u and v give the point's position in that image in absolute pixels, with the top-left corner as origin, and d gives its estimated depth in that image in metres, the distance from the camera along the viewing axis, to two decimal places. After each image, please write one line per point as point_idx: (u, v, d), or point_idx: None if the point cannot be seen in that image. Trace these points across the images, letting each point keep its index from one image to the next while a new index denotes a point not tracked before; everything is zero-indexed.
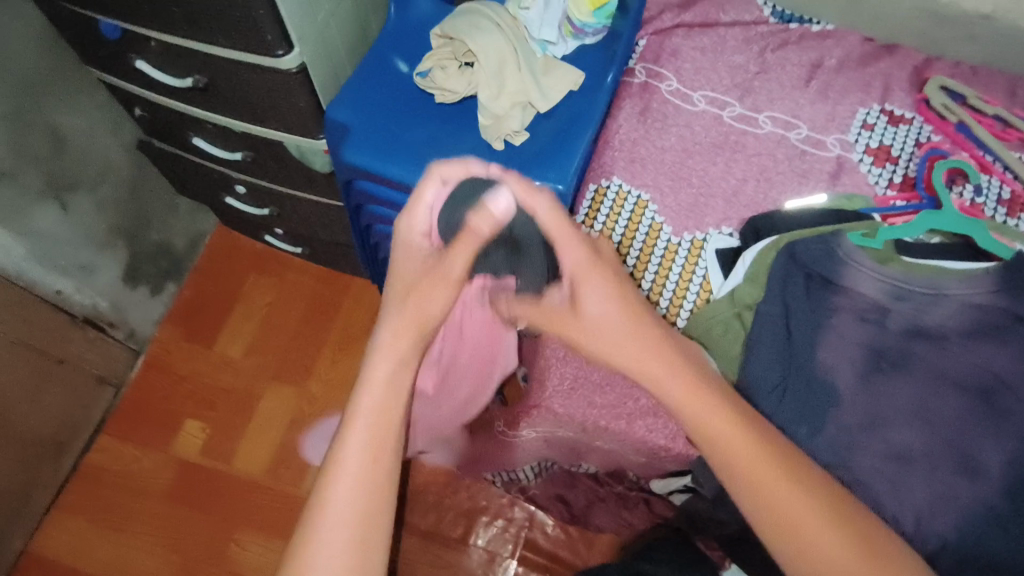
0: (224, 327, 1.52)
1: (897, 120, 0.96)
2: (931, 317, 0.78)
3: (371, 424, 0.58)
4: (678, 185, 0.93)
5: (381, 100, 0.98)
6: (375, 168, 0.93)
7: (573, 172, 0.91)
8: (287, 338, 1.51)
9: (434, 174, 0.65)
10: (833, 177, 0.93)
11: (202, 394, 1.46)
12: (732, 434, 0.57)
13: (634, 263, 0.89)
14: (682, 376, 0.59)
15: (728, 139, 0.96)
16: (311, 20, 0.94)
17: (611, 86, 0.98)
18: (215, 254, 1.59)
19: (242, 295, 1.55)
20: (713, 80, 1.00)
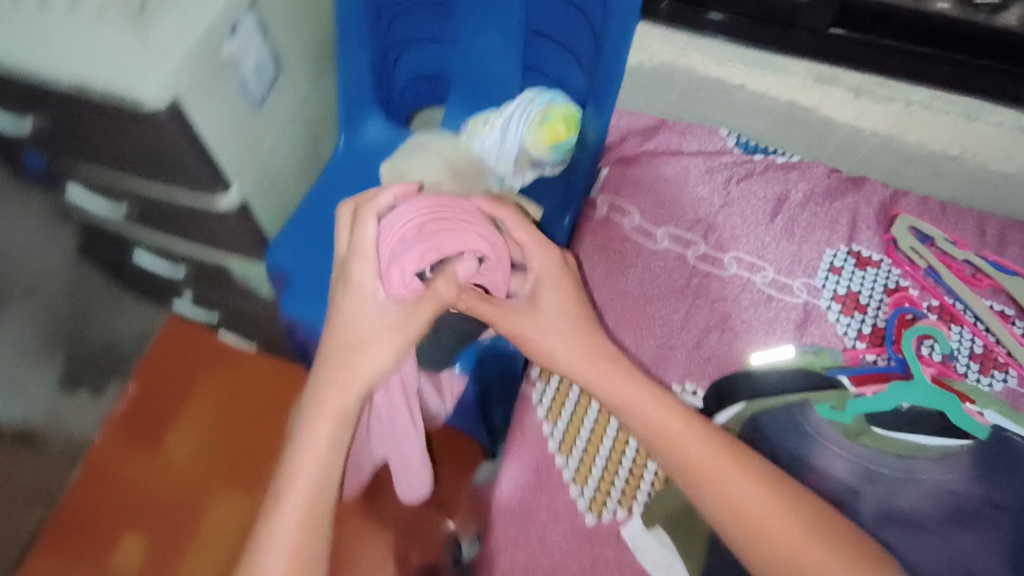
0: (166, 412, 1.19)
1: (865, 263, 0.93)
2: (904, 500, 0.74)
3: (304, 501, 0.59)
4: (641, 334, 0.89)
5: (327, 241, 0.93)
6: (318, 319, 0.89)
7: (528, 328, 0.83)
8: (241, 437, 1.20)
9: (368, 214, 0.67)
10: (800, 326, 0.89)
11: (140, 495, 1.13)
12: (682, 430, 0.64)
13: (593, 425, 0.83)
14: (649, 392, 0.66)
15: (691, 283, 0.92)
16: (254, 156, 0.88)
17: (568, 230, 0.94)
18: (162, 336, 1.24)
19: (200, 385, 1.22)
20: (677, 215, 0.96)
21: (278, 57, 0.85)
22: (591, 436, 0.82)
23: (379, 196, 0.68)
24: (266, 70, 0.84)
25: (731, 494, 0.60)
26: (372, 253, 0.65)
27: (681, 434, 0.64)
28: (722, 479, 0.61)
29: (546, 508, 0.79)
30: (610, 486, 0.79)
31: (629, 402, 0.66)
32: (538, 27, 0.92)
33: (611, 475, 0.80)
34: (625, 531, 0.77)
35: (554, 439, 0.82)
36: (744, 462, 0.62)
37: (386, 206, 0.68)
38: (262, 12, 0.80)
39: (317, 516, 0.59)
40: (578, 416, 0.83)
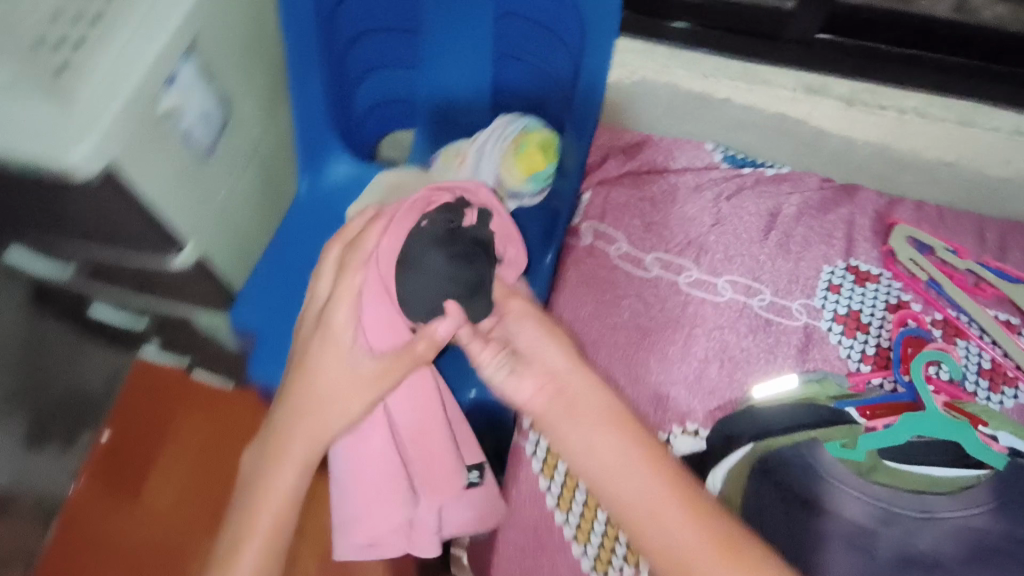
0: (159, 461, 1.17)
1: (864, 279, 0.89)
2: (922, 540, 0.69)
3: (261, 552, 0.56)
4: (636, 372, 0.84)
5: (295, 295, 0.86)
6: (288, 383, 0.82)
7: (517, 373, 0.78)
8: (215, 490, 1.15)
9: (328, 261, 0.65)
10: (802, 352, 0.85)
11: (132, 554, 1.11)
12: (660, 505, 0.48)
13: None
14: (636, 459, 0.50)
15: (686, 311, 0.87)
16: (207, 207, 0.81)
17: (550, 269, 0.86)
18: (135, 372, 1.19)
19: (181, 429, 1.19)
20: (665, 239, 0.91)
21: (225, 101, 0.78)
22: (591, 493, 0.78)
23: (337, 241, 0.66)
24: (213, 116, 0.77)
25: (679, 544, 0.47)
26: (355, 296, 0.61)
27: (639, 471, 0.50)
28: (669, 528, 0.48)
29: (547, 570, 0.75)
30: (611, 552, 0.75)
31: (589, 433, 0.52)
32: (505, 49, 0.85)
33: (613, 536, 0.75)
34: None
35: (552, 494, 0.78)
36: (725, 538, 0.48)
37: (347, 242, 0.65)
38: (202, 55, 0.72)
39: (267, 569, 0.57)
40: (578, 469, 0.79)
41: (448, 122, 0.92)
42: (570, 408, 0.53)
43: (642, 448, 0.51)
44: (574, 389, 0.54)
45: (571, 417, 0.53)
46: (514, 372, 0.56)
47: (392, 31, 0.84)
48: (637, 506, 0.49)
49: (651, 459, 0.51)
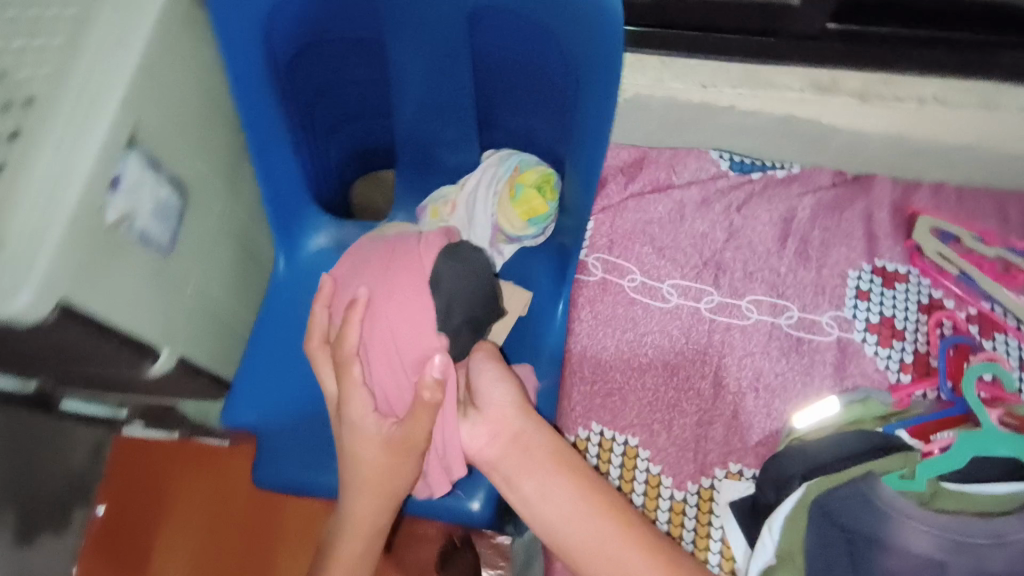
0: (163, 533, 1.01)
1: (892, 279, 0.83)
2: (996, 564, 0.64)
3: None
4: (670, 415, 0.79)
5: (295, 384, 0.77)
6: (303, 485, 0.74)
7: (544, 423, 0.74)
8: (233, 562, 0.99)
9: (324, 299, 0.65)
10: (839, 370, 0.80)
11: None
12: (612, 544, 0.58)
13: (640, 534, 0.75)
14: (580, 495, 0.59)
15: (712, 341, 0.82)
16: (178, 304, 0.72)
17: (564, 321, 0.79)
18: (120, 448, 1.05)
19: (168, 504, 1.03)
20: (679, 263, 0.85)
21: (179, 187, 0.69)
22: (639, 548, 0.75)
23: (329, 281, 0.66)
24: (169, 206, 0.68)
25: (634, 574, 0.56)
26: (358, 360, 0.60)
27: (586, 513, 0.59)
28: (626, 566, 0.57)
29: None
30: None
31: (549, 483, 0.60)
32: (493, 90, 0.72)
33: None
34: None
35: None
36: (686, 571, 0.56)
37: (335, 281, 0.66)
38: (144, 146, 0.63)
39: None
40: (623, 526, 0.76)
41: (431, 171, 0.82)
42: (528, 466, 0.60)
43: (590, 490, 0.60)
44: (528, 434, 0.61)
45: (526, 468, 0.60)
46: (470, 420, 0.61)
47: (359, 83, 0.74)
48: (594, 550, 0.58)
49: (597, 498, 0.60)
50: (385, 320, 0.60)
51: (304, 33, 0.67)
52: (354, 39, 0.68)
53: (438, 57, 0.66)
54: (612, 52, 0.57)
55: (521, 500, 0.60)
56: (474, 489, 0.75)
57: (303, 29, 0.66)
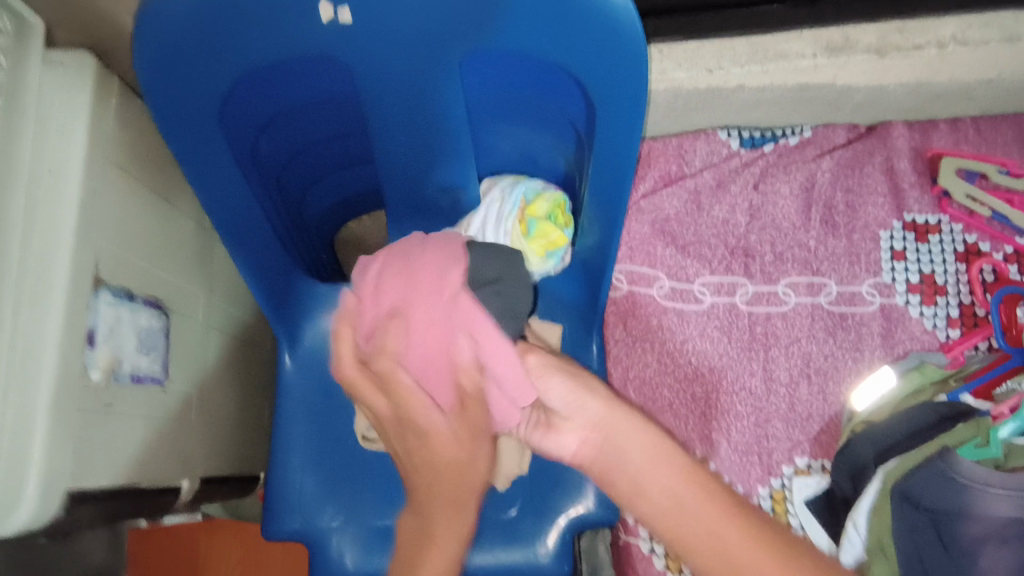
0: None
1: (925, 232, 0.80)
2: None
3: None
4: (726, 420, 0.75)
5: (328, 450, 0.72)
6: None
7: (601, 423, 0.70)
8: None
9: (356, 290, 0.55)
10: (887, 340, 0.77)
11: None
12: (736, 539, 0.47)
13: None
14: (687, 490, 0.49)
15: (755, 334, 0.78)
16: (183, 425, 0.65)
17: (601, 354, 0.75)
18: None
19: None
20: (706, 257, 0.80)
21: (156, 305, 0.61)
22: None
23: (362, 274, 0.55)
24: (153, 331, 0.60)
25: (732, 554, 0.47)
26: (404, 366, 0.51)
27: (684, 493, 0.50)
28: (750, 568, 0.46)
29: None
30: None
31: (642, 466, 0.51)
32: (488, 117, 0.65)
33: None
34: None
35: None
36: None
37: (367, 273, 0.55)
38: (109, 277, 0.54)
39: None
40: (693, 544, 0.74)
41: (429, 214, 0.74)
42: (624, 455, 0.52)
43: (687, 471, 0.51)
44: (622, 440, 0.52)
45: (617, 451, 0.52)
46: (552, 431, 0.54)
47: (336, 137, 0.66)
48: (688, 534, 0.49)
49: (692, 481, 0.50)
50: (411, 287, 0.49)
51: (271, 103, 0.58)
52: (323, 95, 0.59)
53: (428, 105, 0.59)
54: (637, 70, 0.51)
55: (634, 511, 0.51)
56: (543, 537, 0.69)
57: (269, 100, 0.58)
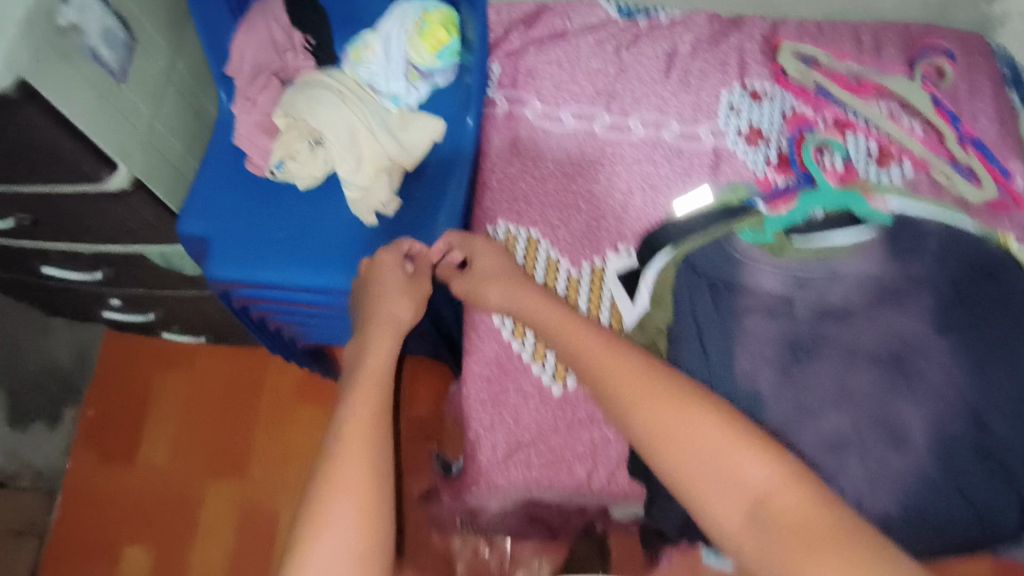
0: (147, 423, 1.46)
1: (760, 97, 0.96)
2: (833, 295, 0.80)
3: (351, 495, 0.57)
4: (567, 212, 0.91)
5: (246, 184, 0.90)
6: (272, 284, 0.85)
7: (461, 204, 0.88)
8: (215, 412, 1.46)
9: (285, 101, 0.89)
10: (713, 170, 0.93)
11: (134, 499, 1.41)
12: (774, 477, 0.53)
13: None
14: (710, 422, 0.57)
15: (605, 153, 0.94)
16: (132, 131, 0.81)
17: (474, 130, 0.92)
18: (110, 361, 1.49)
19: (153, 397, 1.48)
20: (576, 93, 0.97)
21: (124, 22, 0.78)
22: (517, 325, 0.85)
23: (293, 90, 0.89)
24: (117, 37, 0.77)
25: (756, 489, 0.53)
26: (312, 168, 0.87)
27: (754, 461, 0.54)
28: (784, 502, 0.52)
29: (513, 391, 0.83)
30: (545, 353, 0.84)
31: (672, 410, 0.58)
32: None
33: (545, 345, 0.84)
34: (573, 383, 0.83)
35: (507, 328, 0.84)
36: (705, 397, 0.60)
37: (291, 94, 0.89)
38: None
39: (365, 560, 0.56)
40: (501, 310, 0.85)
41: (339, 17, 0.98)
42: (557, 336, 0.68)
43: (754, 439, 0.56)
44: (633, 370, 0.61)
45: (670, 417, 0.57)
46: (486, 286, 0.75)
47: None
48: (750, 513, 0.52)
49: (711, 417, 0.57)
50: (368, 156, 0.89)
51: None
52: None
53: None
54: None
55: (665, 441, 0.57)
56: None
57: None
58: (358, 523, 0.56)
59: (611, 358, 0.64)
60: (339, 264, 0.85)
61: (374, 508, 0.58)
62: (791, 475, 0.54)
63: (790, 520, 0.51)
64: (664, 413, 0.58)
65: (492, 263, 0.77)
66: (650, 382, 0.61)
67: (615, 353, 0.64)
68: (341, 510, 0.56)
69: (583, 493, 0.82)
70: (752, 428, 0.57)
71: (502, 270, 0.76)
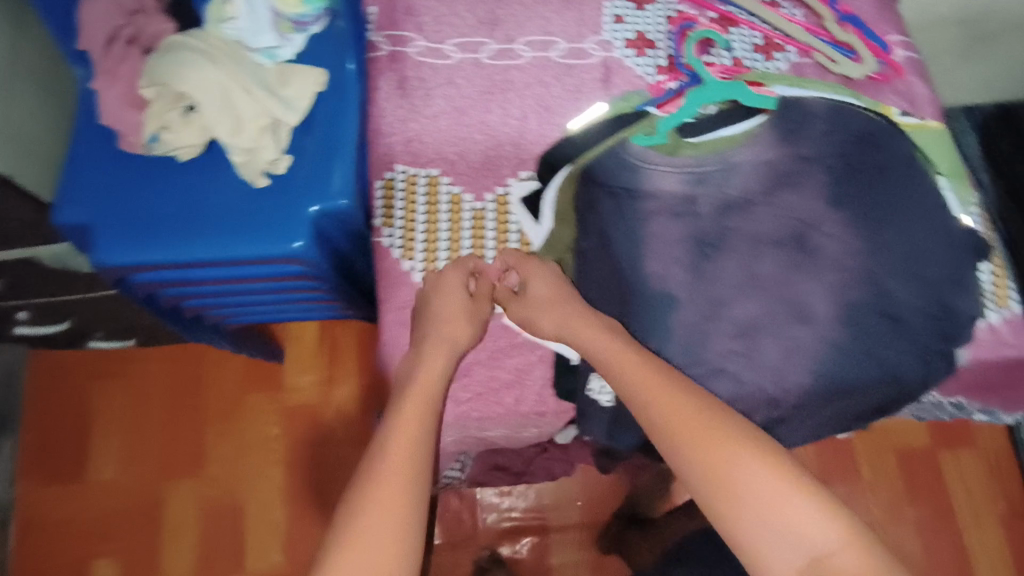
0: (90, 441, 1.38)
1: (643, 2, 0.95)
2: (732, 187, 0.81)
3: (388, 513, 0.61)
4: (464, 147, 0.89)
5: (126, 164, 0.85)
6: (167, 261, 0.81)
7: (354, 152, 0.85)
8: (161, 416, 1.40)
9: (147, 69, 0.84)
10: (605, 83, 0.91)
11: (90, 518, 1.34)
12: (830, 531, 0.57)
13: (424, 257, 0.84)
14: (771, 473, 0.61)
15: (494, 81, 0.92)
16: None
17: (356, 75, 0.89)
18: (42, 381, 1.41)
19: (94, 410, 1.40)
20: (458, 25, 0.95)
21: None
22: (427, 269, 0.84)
23: (154, 57, 0.84)
24: None
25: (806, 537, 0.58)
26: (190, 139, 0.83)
27: (809, 516, 0.58)
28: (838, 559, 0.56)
29: None
30: None
31: (732, 460, 0.62)
32: None
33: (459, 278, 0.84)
34: (558, 348, 0.81)
35: (418, 270, 0.84)
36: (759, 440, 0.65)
37: (153, 61, 0.84)
38: None
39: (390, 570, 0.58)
40: (406, 255, 0.84)
41: None
42: (608, 366, 0.72)
43: (799, 484, 0.60)
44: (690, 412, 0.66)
45: (726, 465, 0.62)
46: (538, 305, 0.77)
47: None
48: (806, 567, 0.57)
49: (769, 465, 0.61)
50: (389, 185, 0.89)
51: None
52: None
53: None
54: None
55: (721, 489, 0.61)
56: (293, 230, 0.81)
57: None
58: (383, 541, 0.59)
59: (669, 403, 0.67)
60: (235, 229, 0.81)
61: (407, 525, 0.61)
62: (848, 532, 0.57)
63: None
64: (725, 464, 0.62)
65: (545, 290, 0.78)
66: (709, 429, 0.64)
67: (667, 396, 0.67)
68: (371, 532, 0.59)
69: (516, 421, 0.82)
70: (807, 477, 0.61)
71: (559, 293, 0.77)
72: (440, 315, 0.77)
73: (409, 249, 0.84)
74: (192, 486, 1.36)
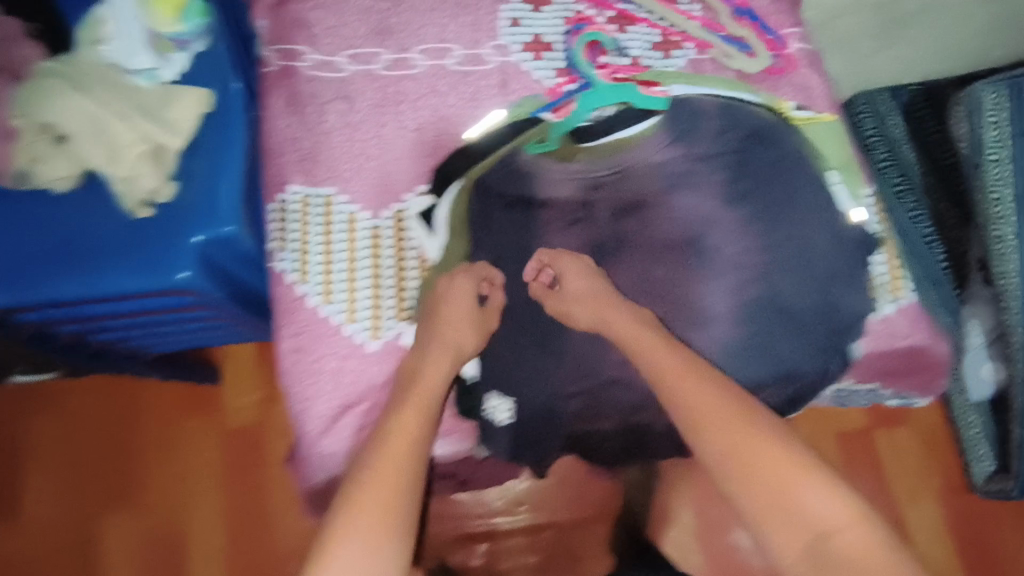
0: (19, 479, 1.29)
1: (540, 4, 0.93)
2: (627, 191, 0.80)
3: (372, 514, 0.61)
4: (360, 163, 0.87)
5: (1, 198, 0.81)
6: (46, 299, 0.77)
7: (241, 173, 0.83)
8: (94, 448, 1.31)
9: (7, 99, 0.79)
10: (502, 89, 0.89)
11: (21, 561, 1.25)
12: (830, 510, 0.58)
13: (319, 280, 0.82)
14: (771, 453, 0.61)
15: (388, 93, 0.89)
16: None
17: (242, 94, 0.87)
18: None
19: (21, 447, 1.31)
20: (350, 35, 0.92)
21: None
22: (321, 293, 0.81)
23: (16, 87, 0.79)
24: None
25: (801, 513, 0.58)
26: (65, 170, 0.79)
27: (814, 492, 0.59)
28: (839, 536, 0.57)
29: (330, 357, 0.80)
30: (356, 311, 0.81)
31: (734, 442, 0.63)
32: None
33: (354, 298, 0.81)
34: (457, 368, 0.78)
35: (312, 294, 0.81)
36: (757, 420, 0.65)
37: (15, 92, 0.79)
38: None
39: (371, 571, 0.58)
40: (301, 279, 0.82)
41: None
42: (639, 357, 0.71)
43: (804, 464, 0.61)
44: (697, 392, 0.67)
45: (742, 445, 0.62)
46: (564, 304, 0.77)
47: None
48: (810, 544, 0.57)
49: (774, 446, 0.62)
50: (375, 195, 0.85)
51: None
52: None
53: None
54: None
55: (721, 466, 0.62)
56: (177, 262, 0.78)
57: None
58: (381, 538, 0.60)
59: (684, 386, 0.67)
60: (118, 262, 0.78)
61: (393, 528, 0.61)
62: (853, 510, 0.58)
63: (849, 557, 0.56)
64: (727, 441, 0.63)
65: (581, 284, 0.77)
66: (727, 413, 0.65)
67: (693, 381, 0.68)
68: (354, 532, 0.60)
69: None
70: (812, 459, 0.62)
71: (592, 285, 0.77)
72: (449, 320, 0.76)
73: (301, 274, 0.82)
74: (132, 519, 1.27)
